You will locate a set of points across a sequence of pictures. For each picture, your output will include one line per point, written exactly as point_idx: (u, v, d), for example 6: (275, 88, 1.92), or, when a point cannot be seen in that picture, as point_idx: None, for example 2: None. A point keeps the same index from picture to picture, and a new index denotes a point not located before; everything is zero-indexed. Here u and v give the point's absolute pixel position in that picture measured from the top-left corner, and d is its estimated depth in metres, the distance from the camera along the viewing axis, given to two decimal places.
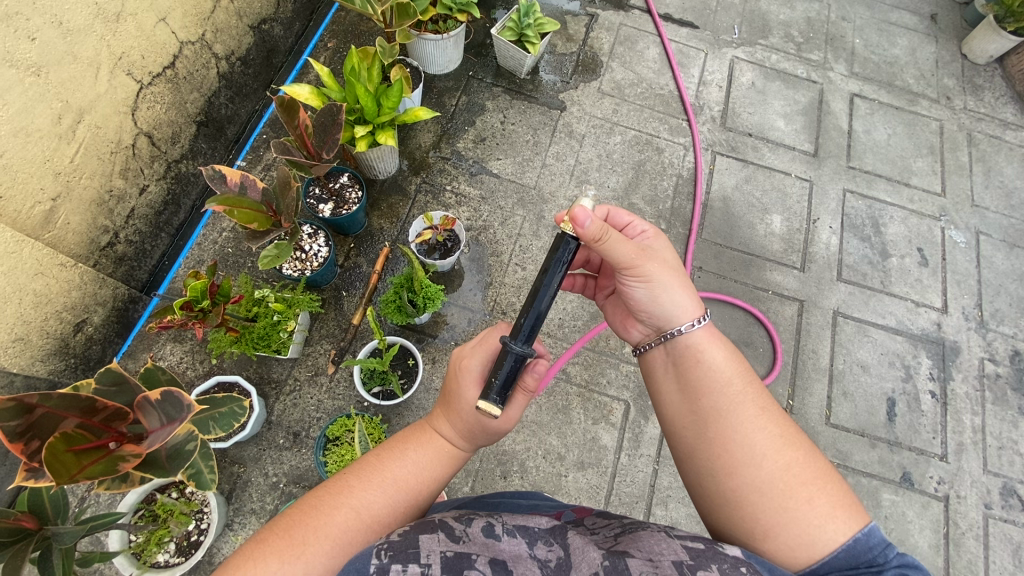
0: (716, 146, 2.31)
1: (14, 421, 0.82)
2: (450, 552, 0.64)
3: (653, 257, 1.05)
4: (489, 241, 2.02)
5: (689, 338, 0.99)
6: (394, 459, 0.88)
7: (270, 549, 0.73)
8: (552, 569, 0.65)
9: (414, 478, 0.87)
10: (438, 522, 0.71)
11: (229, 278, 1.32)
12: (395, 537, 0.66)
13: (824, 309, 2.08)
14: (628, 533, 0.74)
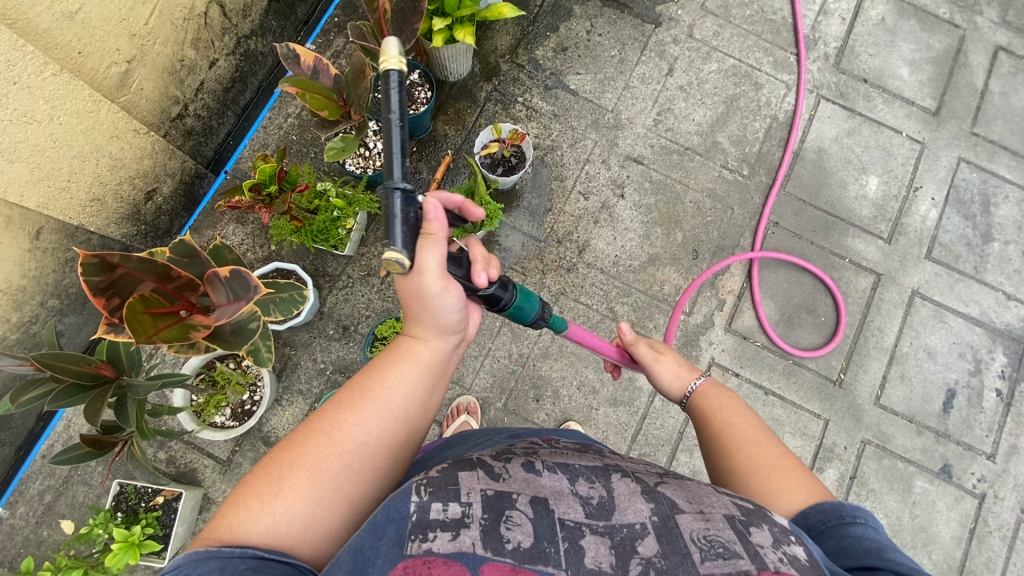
0: (823, 88, 2.05)
1: (97, 277, 0.86)
2: (491, 490, 0.64)
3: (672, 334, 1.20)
4: (555, 163, 1.92)
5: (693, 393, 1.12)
6: (365, 387, 0.81)
7: (255, 489, 0.68)
8: (594, 507, 0.63)
9: (394, 397, 0.81)
10: (473, 459, 0.70)
11: (297, 166, 1.30)
12: (433, 471, 0.65)
13: (903, 287, 1.92)
14: (673, 480, 0.72)
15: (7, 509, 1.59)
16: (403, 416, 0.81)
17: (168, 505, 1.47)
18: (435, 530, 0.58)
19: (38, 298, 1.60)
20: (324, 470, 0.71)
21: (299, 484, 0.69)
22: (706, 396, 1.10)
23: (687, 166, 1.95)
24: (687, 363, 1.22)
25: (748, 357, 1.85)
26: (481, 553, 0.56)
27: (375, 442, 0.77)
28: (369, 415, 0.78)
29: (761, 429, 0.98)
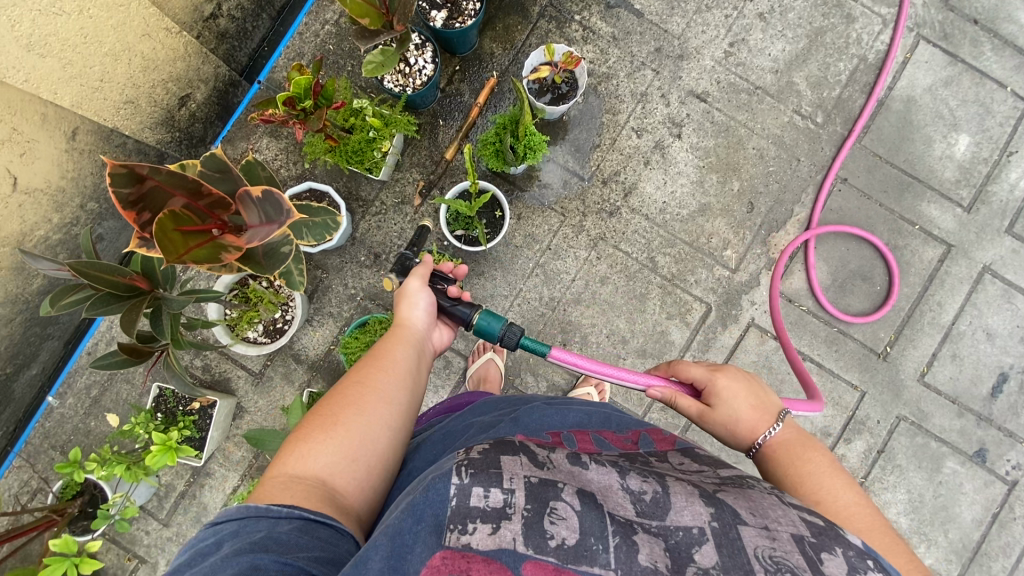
0: (925, 27, 1.79)
1: (126, 188, 0.83)
2: (535, 479, 0.62)
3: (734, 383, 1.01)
4: (608, 94, 1.76)
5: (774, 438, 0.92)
6: (383, 355, 0.94)
7: (285, 456, 0.77)
8: (646, 504, 0.61)
9: (397, 373, 0.91)
10: (517, 446, 0.69)
11: (334, 79, 1.21)
12: (475, 454, 0.64)
13: (974, 261, 1.77)
14: (731, 486, 0.68)
15: (57, 399, 1.70)
16: (406, 389, 0.90)
17: (204, 411, 1.53)
18: (476, 520, 0.56)
19: (76, 202, 1.62)
20: (341, 435, 0.79)
21: (317, 447, 0.77)
22: (781, 458, 0.89)
23: (755, 108, 1.77)
24: (756, 404, 0.98)
25: (790, 321, 1.76)
26: (523, 548, 0.54)
27: (401, 394, 0.89)
28: (376, 387, 0.87)
29: (851, 514, 0.78)
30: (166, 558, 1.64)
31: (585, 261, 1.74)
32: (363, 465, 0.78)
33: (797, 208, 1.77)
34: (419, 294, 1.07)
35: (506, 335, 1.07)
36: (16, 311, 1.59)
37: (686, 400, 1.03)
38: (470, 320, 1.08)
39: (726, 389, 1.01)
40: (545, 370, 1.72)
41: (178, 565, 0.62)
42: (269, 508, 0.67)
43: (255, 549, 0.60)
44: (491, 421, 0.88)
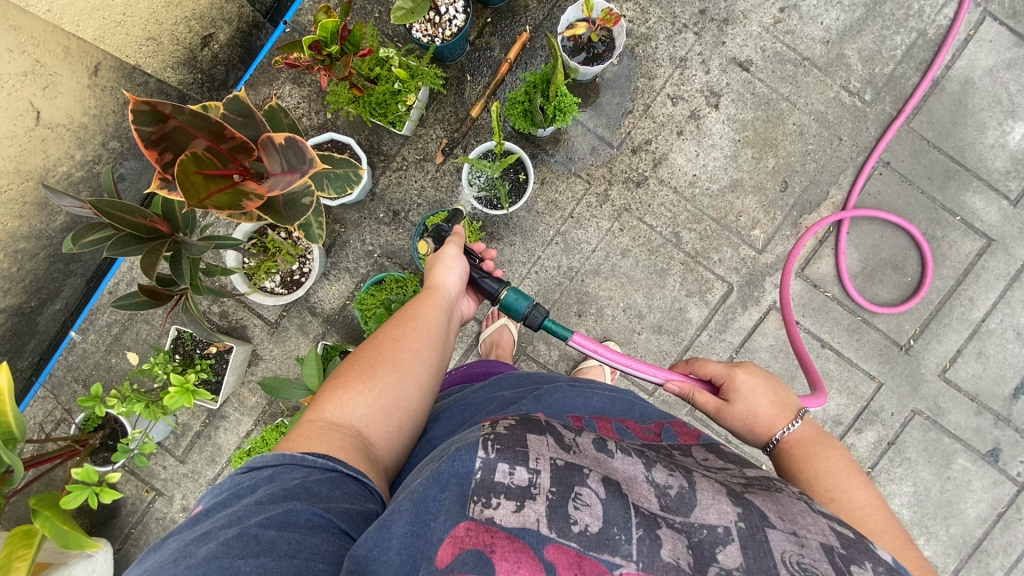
0: (994, 2, 1.66)
1: (148, 127, 0.80)
2: (561, 461, 0.61)
3: (753, 377, 1.00)
4: (645, 57, 1.67)
5: (790, 436, 0.92)
6: (416, 317, 0.95)
7: (320, 409, 0.78)
8: (672, 498, 0.60)
9: (428, 335, 0.92)
10: (545, 424, 0.68)
11: (362, 25, 1.15)
12: (502, 429, 0.63)
13: (1014, 258, 1.69)
14: (759, 488, 0.67)
15: (80, 334, 1.73)
16: (436, 353, 0.92)
17: (220, 356, 1.55)
18: (500, 496, 0.57)
19: (98, 139, 1.62)
20: (376, 391, 0.80)
21: (352, 402, 0.78)
22: (798, 455, 0.88)
23: (800, 81, 1.68)
24: (776, 401, 0.97)
25: (813, 307, 1.72)
26: (545, 530, 0.54)
27: (432, 357, 0.90)
28: (410, 347, 0.88)
29: (866, 514, 0.77)
30: (181, 492, 1.71)
31: (607, 232, 1.70)
32: (395, 423, 0.79)
33: (833, 190, 1.70)
34: (454, 261, 1.07)
35: (530, 316, 1.05)
36: (40, 246, 1.64)
37: (704, 395, 1.02)
38: (496, 296, 1.09)
39: (746, 384, 0.99)
40: (558, 339, 1.71)
41: (210, 505, 0.63)
42: (305, 456, 0.68)
43: (288, 498, 0.61)
44: (516, 395, 0.88)
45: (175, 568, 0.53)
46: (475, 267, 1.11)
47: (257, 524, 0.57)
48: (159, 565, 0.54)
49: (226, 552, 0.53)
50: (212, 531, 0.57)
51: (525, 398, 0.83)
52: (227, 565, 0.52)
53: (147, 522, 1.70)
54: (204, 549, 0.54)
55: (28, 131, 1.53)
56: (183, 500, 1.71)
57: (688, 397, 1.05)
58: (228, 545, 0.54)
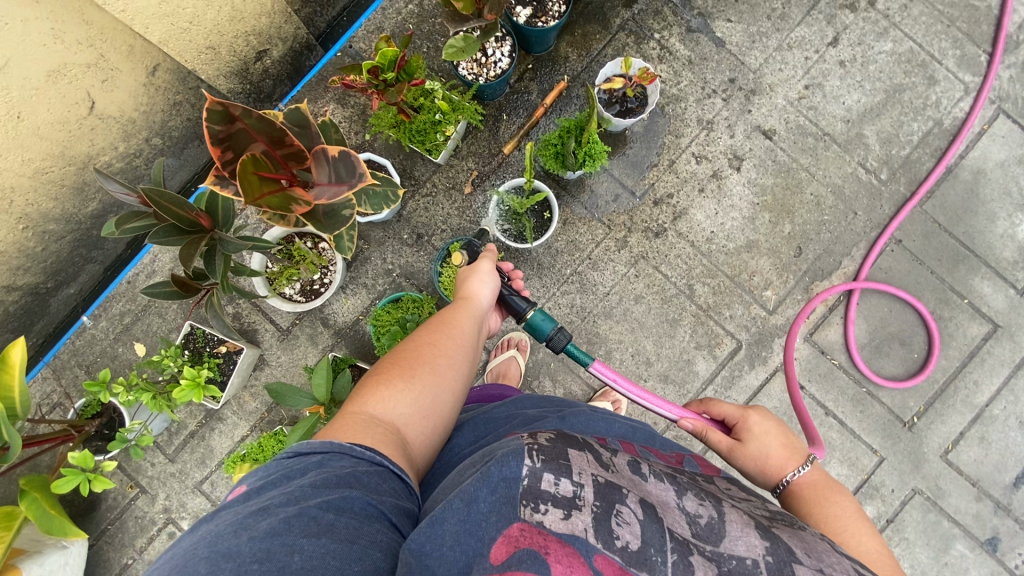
0: (1008, 101, 1.75)
1: (217, 125, 0.86)
2: (601, 479, 0.63)
3: (765, 418, 1.01)
4: (675, 116, 1.76)
5: (800, 479, 0.92)
6: (451, 326, 1.01)
7: (361, 403, 0.82)
8: (702, 527, 0.61)
9: (461, 344, 0.98)
10: (583, 443, 0.70)
11: (418, 56, 1.24)
12: (545, 441, 0.65)
13: (1019, 346, 1.72)
14: (782, 522, 0.68)
15: (91, 320, 1.74)
16: (467, 362, 0.98)
17: (229, 356, 1.56)
18: (547, 503, 0.57)
19: (143, 134, 1.71)
20: (415, 393, 0.85)
21: (393, 400, 0.83)
22: (808, 498, 0.88)
23: (820, 154, 1.76)
24: (786, 443, 0.98)
25: (819, 374, 1.73)
26: (592, 540, 0.55)
27: (463, 365, 0.96)
28: (445, 355, 0.94)
29: (873, 561, 0.77)
30: (165, 492, 1.67)
31: (623, 277, 1.73)
32: (429, 424, 0.84)
33: (845, 261, 1.74)
34: (488, 276, 1.15)
35: (554, 338, 1.16)
36: (67, 231, 1.68)
37: (716, 433, 1.03)
38: (523, 315, 1.18)
39: (758, 426, 1.00)
40: (564, 378, 1.71)
41: (261, 483, 0.65)
42: (353, 446, 0.71)
43: (341, 485, 0.64)
44: (540, 413, 0.91)
45: (239, 538, 0.55)
46: (504, 285, 1.19)
47: (316, 506, 0.60)
48: (219, 534, 0.56)
49: (288, 530, 0.56)
50: (269, 507, 0.59)
51: (548, 417, 0.86)
52: (291, 541, 0.55)
53: (125, 520, 1.66)
54: (265, 523, 0.57)
55: (79, 119, 1.56)
56: (165, 500, 1.67)
57: (701, 435, 1.06)
58: (290, 523, 0.57)
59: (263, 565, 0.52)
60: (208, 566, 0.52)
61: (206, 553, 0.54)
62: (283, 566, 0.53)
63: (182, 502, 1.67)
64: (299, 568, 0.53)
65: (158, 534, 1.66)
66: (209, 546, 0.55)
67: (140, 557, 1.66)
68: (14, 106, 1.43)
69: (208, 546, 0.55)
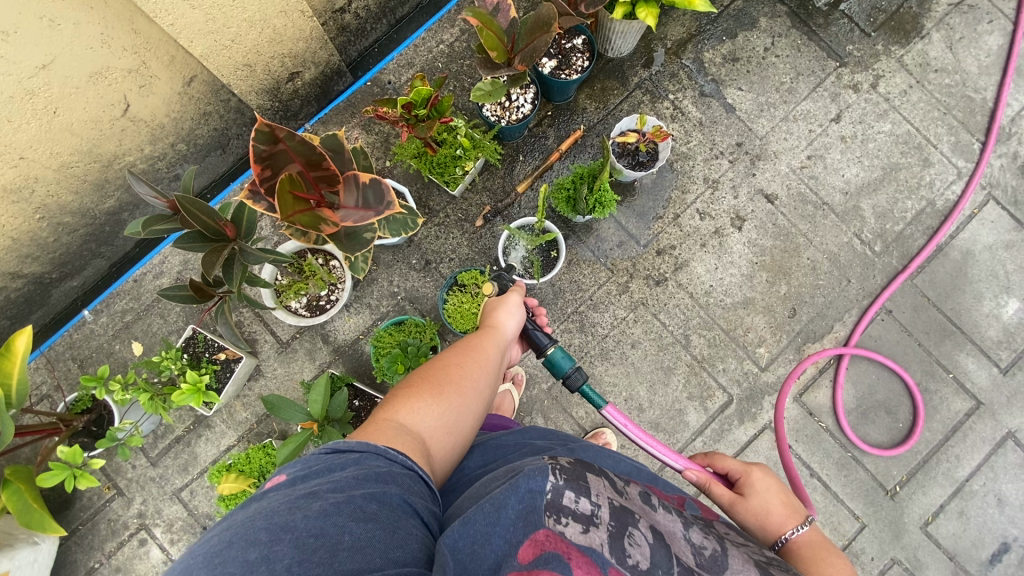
0: (997, 188, 1.85)
1: (262, 145, 0.90)
2: (617, 503, 0.66)
3: (768, 476, 1.03)
4: (683, 172, 1.84)
5: (800, 538, 0.93)
6: (479, 349, 1.06)
7: (393, 413, 0.87)
8: (705, 557, 0.64)
9: (487, 368, 1.03)
10: (598, 469, 0.73)
11: (451, 98, 1.31)
12: (565, 462, 0.68)
13: (1000, 424, 1.76)
14: (780, 567, 0.69)
15: (93, 315, 1.74)
16: (491, 386, 1.03)
17: (227, 364, 1.57)
18: (568, 517, 0.60)
19: (170, 139, 1.77)
20: (442, 407, 0.90)
21: (422, 412, 0.88)
22: (807, 556, 0.89)
23: (818, 222, 1.84)
24: (787, 502, 1.00)
25: (806, 434, 1.76)
26: (608, 555, 0.57)
27: (487, 389, 1.01)
28: (472, 376, 0.99)
29: None
30: (142, 497, 1.64)
31: (621, 321, 1.77)
32: (452, 441, 0.89)
33: (836, 326, 1.79)
34: (515, 308, 1.21)
35: (571, 376, 1.19)
36: (82, 224, 1.74)
37: (719, 487, 1.05)
38: (544, 350, 1.22)
39: (760, 481, 1.02)
40: (556, 416, 1.73)
41: (303, 473, 0.67)
42: (387, 449, 0.73)
43: (380, 481, 0.66)
44: (548, 444, 0.96)
45: (294, 513, 0.58)
46: (529, 320, 1.25)
47: (361, 496, 0.62)
48: (274, 509, 0.58)
49: (338, 512, 0.59)
50: (317, 492, 0.62)
51: (557, 447, 0.92)
52: (342, 523, 0.58)
53: (97, 521, 1.63)
54: (317, 505, 0.59)
55: (112, 120, 1.61)
56: (141, 505, 1.64)
57: (705, 487, 1.08)
58: (340, 507, 0.59)
59: (319, 539, 0.55)
60: (269, 534, 0.55)
61: (264, 524, 0.56)
62: (336, 543, 0.56)
63: (157, 509, 1.64)
64: (350, 545, 0.56)
65: (128, 540, 1.62)
66: (266, 518, 0.57)
67: (107, 562, 1.61)
68: (52, 102, 1.46)
69: (265, 518, 0.57)
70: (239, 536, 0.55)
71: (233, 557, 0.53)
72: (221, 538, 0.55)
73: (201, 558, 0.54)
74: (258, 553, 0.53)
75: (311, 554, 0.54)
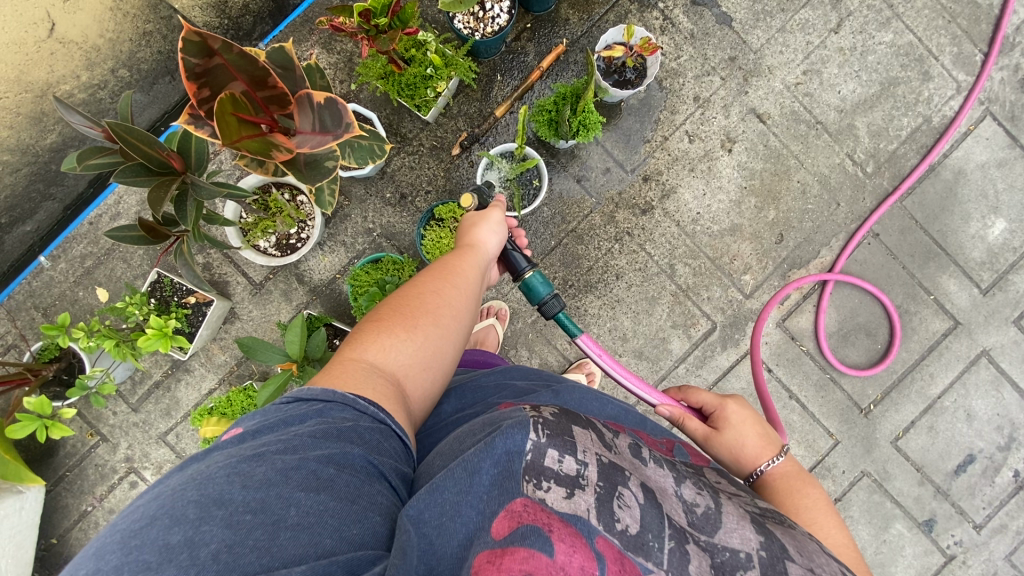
0: (996, 103, 1.77)
1: (194, 58, 0.79)
2: (605, 459, 0.66)
3: (742, 408, 1.06)
4: (672, 91, 1.72)
5: (775, 470, 0.97)
6: (455, 272, 1.01)
7: (362, 351, 0.83)
8: (698, 516, 0.65)
9: (464, 294, 0.99)
10: (585, 420, 0.72)
11: (415, 5, 1.15)
12: (549, 415, 0.67)
13: (975, 343, 1.79)
14: (773, 519, 0.71)
15: (49, 261, 1.63)
16: (468, 313, 0.99)
17: (198, 308, 1.50)
18: (550, 480, 0.60)
19: (107, 65, 1.62)
20: (415, 342, 0.86)
21: (394, 349, 0.84)
22: (781, 487, 0.94)
23: (811, 142, 1.76)
24: (762, 434, 1.02)
25: (787, 359, 1.78)
26: (594, 522, 0.58)
27: (463, 314, 0.97)
28: (448, 305, 0.94)
29: (845, 551, 0.84)
30: (127, 442, 1.63)
31: (607, 252, 1.73)
32: (430, 377, 0.86)
33: (823, 251, 1.77)
34: (496, 226, 1.15)
35: (547, 303, 1.16)
36: (24, 162, 1.63)
37: (694, 422, 1.07)
38: (521, 274, 1.19)
39: (735, 415, 1.05)
40: (541, 348, 1.72)
41: (256, 427, 0.67)
42: (355, 399, 0.72)
43: (341, 439, 0.66)
44: (529, 386, 0.95)
45: (231, 484, 0.57)
46: (509, 240, 1.20)
47: (316, 459, 0.62)
48: (209, 478, 0.58)
49: (284, 482, 0.58)
50: (265, 454, 0.61)
51: (541, 390, 0.91)
52: (288, 494, 0.57)
53: (85, 467, 1.63)
54: (260, 472, 0.59)
55: (38, 42, 1.61)
56: (127, 450, 1.63)
57: (679, 422, 1.09)
58: (288, 475, 0.59)
59: (257, 516, 0.55)
60: (198, 511, 0.54)
61: (195, 497, 0.55)
62: (278, 519, 0.56)
63: (144, 453, 1.63)
64: (294, 523, 0.56)
65: (119, 483, 1.63)
66: (198, 489, 0.56)
67: (100, 505, 1.63)
68: None
69: (198, 488, 0.56)
70: (163, 513, 0.54)
71: (152, 539, 0.52)
72: (145, 512, 0.54)
73: (117, 536, 0.53)
74: (182, 535, 0.52)
75: (246, 535, 0.53)
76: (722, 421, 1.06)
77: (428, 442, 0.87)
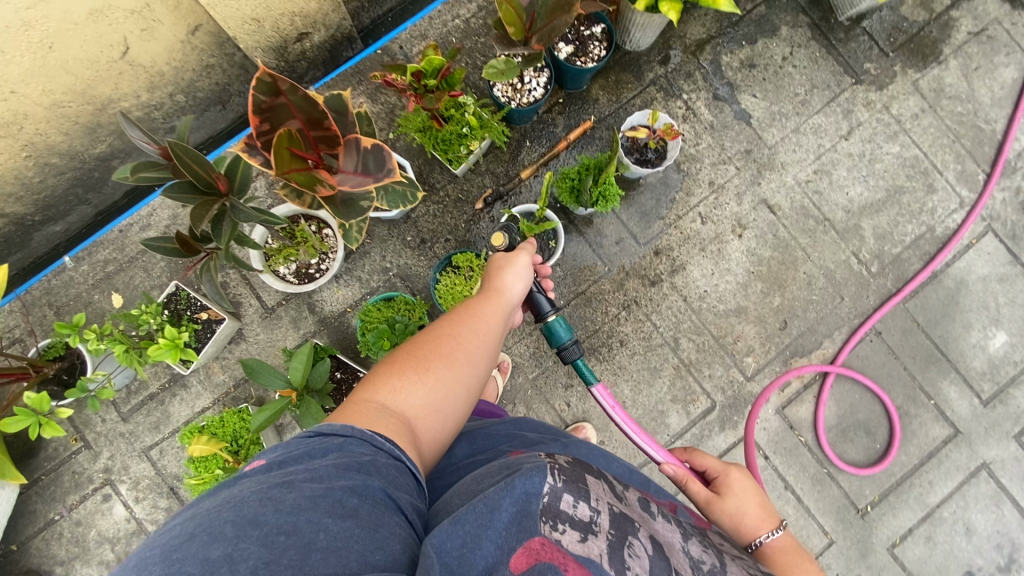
0: (997, 221, 1.86)
1: (263, 96, 0.85)
2: (617, 509, 0.66)
3: (745, 475, 1.05)
4: (690, 174, 1.82)
5: (772, 544, 0.94)
6: (477, 315, 1.02)
7: (374, 392, 0.84)
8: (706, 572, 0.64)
9: (483, 336, 0.99)
10: (597, 472, 0.73)
11: (463, 70, 1.27)
12: (564, 462, 0.68)
13: (975, 454, 1.77)
14: None
15: (73, 262, 1.68)
16: (486, 355, 0.99)
17: (208, 325, 1.53)
18: (564, 523, 0.60)
19: (168, 89, 1.72)
20: (428, 385, 0.87)
21: (407, 391, 0.85)
22: (779, 561, 0.91)
23: (818, 237, 1.83)
24: (763, 505, 1.01)
25: (785, 448, 1.76)
26: (606, 565, 0.57)
27: (481, 357, 0.97)
28: (464, 349, 0.95)
29: None
30: (110, 451, 1.61)
31: (613, 317, 1.76)
32: (443, 418, 0.87)
33: (825, 343, 1.80)
34: (522, 271, 1.16)
35: (568, 347, 1.21)
36: (70, 166, 1.70)
37: (696, 484, 1.05)
38: (544, 317, 1.22)
39: (738, 482, 1.04)
40: (538, 406, 1.72)
41: (282, 457, 0.67)
42: (373, 435, 0.73)
43: (363, 471, 0.66)
44: (540, 438, 0.95)
45: (265, 507, 0.57)
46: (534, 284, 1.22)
47: (341, 489, 0.62)
48: (244, 500, 0.58)
49: (313, 507, 0.58)
50: (292, 481, 0.61)
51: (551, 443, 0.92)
52: (317, 519, 0.57)
53: (61, 473, 1.59)
54: (291, 497, 0.59)
55: (108, 62, 1.57)
56: (108, 460, 1.60)
57: (682, 483, 1.08)
58: (316, 501, 0.59)
59: (290, 538, 0.55)
60: (235, 530, 0.54)
61: (232, 517, 0.55)
62: (309, 542, 0.55)
63: (124, 466, 1.60)
64: (324, 546, 0.55)
65: (92, 494, 1.59)
66: (234, 510, 0.56)
67: (67, 515, 1.58)
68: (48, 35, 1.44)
69: (234, 509, 0.56)
70: (202, 530, 0.54)
71: (192, 554, 0.52)
72: (184, 529, 0.55)
73: (159, 551, 0.53)
74: (221, 551, 0.52)
75: (281, 554, 0.53)
76: (723, 485, 1.04)
77: (439, 483, 0.88)
